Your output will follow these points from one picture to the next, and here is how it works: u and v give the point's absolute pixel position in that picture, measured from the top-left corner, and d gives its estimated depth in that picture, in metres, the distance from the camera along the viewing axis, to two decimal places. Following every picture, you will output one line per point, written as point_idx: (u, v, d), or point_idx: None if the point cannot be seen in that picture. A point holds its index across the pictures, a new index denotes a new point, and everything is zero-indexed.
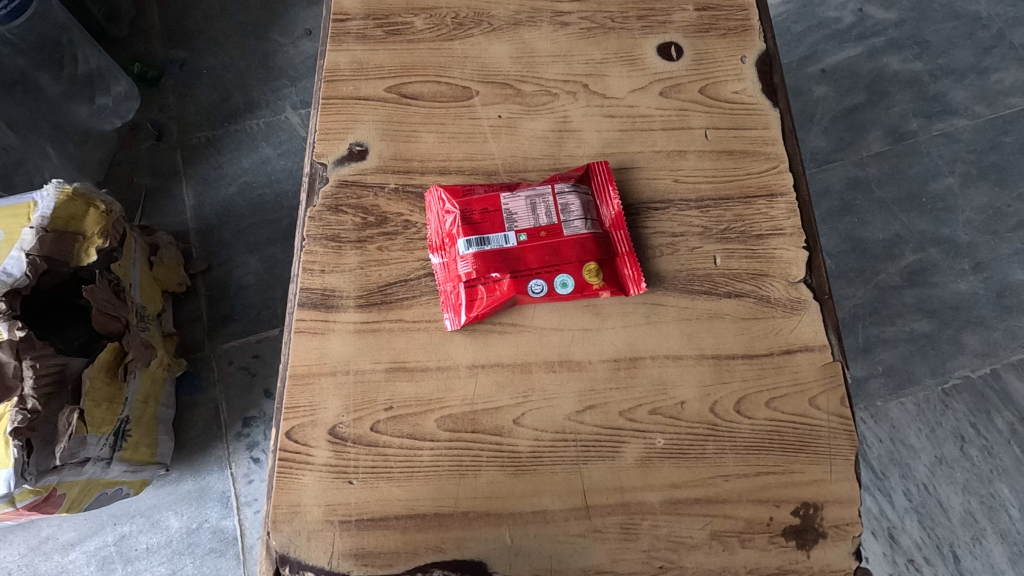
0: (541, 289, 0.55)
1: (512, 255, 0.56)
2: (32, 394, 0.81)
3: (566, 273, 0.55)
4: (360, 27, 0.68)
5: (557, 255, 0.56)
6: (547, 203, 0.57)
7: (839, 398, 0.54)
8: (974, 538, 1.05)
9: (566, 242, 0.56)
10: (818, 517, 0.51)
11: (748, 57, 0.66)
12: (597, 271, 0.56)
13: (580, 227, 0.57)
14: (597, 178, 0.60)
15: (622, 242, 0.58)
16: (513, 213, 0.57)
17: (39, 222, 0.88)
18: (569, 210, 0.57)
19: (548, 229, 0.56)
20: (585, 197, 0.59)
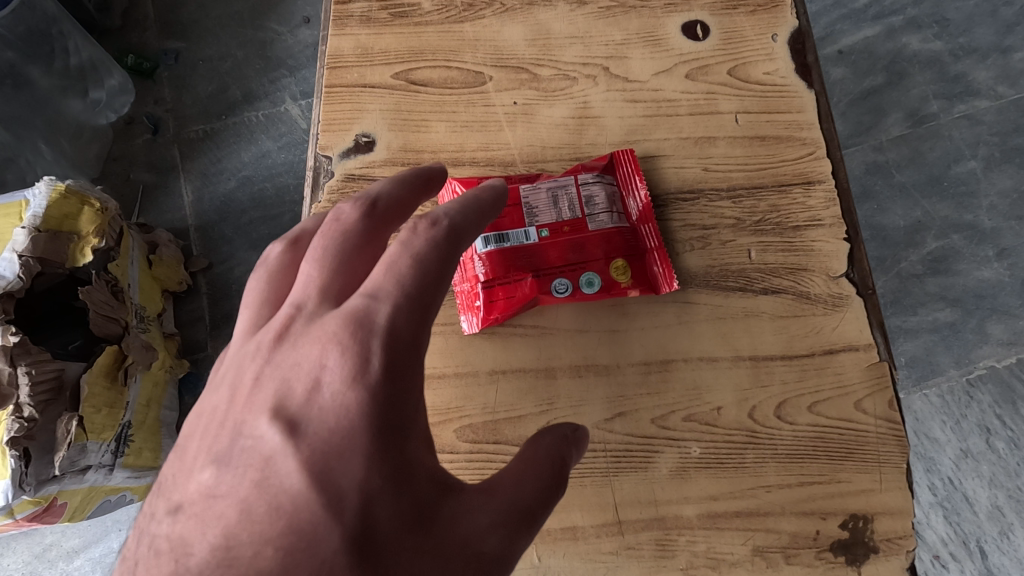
0: (565, 287, 0.52)
1: (533, 253, 0.53)
2: (29, 402, 0.78)
3: (592, 270, 0.53)
4: (363, 10, 0.64)
5: (582, 253, 0.53)
6: (570, 196, 0.54)
7: (887, 400, 0.50)
8: (1001, 533, 1.02)
9: (590, 238, 0.53)
10: (869, 530, 0.47)
11: (780, 35, 0.62)
12: (624, 269, 0.53)
13: (606, 222, 0.54)
14: (624, 166, 0.56)
15: (652, 237, 0.54)
16: (532, 208, 0.53)
17: (31, 221, 0.84)
18: (594, 204, 0.54)
19: (572, 224, 0.53)
20: (610, 189, 0.55)
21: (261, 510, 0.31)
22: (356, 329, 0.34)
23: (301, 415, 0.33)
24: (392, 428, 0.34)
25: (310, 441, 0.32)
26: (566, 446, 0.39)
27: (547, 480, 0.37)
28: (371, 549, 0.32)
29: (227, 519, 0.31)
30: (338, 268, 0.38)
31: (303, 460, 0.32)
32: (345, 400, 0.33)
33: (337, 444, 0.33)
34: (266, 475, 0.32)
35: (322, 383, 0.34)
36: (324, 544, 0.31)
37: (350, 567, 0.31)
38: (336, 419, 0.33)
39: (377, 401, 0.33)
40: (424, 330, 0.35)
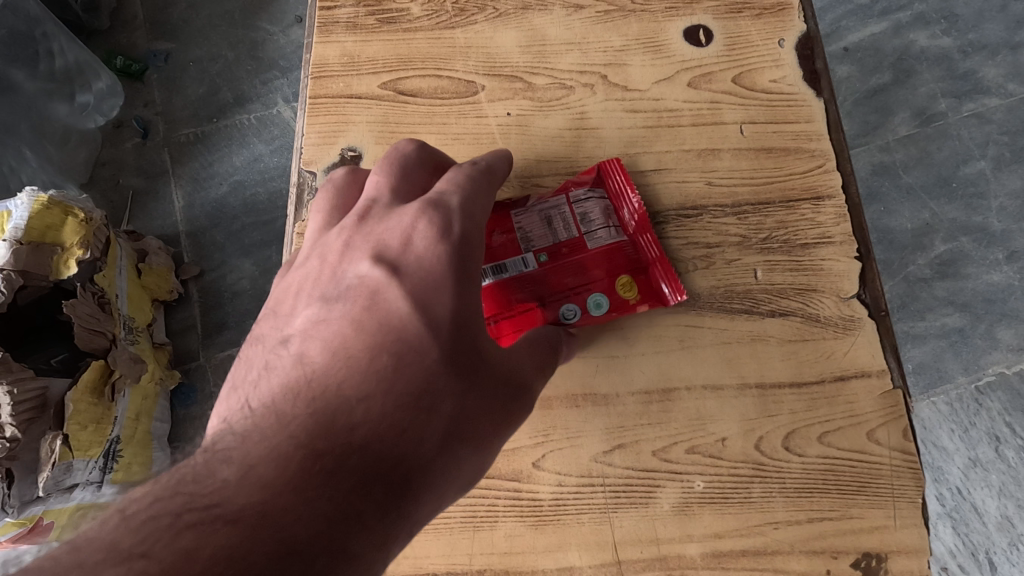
0: (571, 312, 0.49)
1: (534, 280, 0.50)
2: (11, 421, 0.76)
3: (595, 290, 0.50)
4: (349, 16, 0.61)
5: (582, 273, 0.50)
6: (565, 216, 0.51)
7: (901, 430, 0.47)
8: (1011, 544, 0.99)
9: (591, 258, 0.51)
10: (882, 569, 0.45)
11: (787, 40, 0.59)
12: (631, 284, 0.50)
13: (606, 237, 0.51)
14: (614, 176, 0.53)
15: (652, 247, 0.51)
16: (527, 235, 0.51)
17: (13, 233, 0.81)
18: (591, 221, 0.51)
19: (570, 244, 0.51)
20: (605, 203, 0.52)
21: (373, 327, 0.37)
22: (436, 203, 0.41)
23: (397, 261, 0.39)
24: (472, 277, 0.40)
25: (411, 276, 0.38)
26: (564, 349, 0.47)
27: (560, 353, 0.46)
28: (460, 367, 0.38)
29: (341, 335, 0.37)
30: (404, 178, 0.45)
31: (407, 290, 0.38)
32: (435, 248, 0.39)
33: (433, 282, 0.38)
34: (372, 303, 0.38)
35: (414, 239, 0.40)
36: (426, 357, 0.37)
37: (446, 375, 0.37)
38: (428, 261, 0.39)
39: (462, 254, 0.40)
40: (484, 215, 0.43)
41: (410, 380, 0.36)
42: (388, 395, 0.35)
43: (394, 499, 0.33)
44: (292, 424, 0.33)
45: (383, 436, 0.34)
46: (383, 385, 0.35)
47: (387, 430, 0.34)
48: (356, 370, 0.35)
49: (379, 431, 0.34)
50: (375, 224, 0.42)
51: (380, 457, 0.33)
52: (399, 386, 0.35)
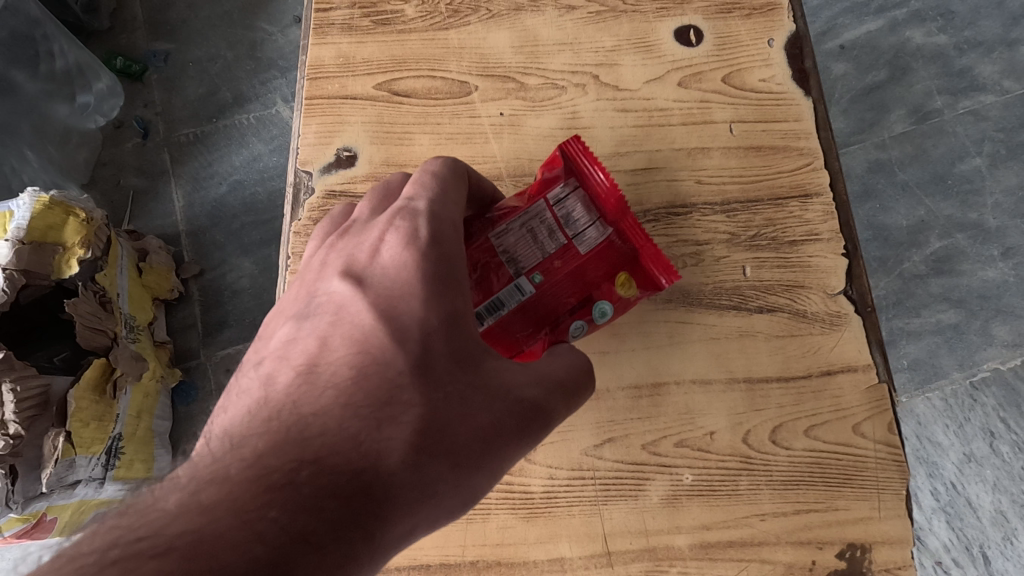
0: (576, 330, 0.49)
1: (533, 307, 0.48)
2: (15, 418, 0.77)
3: (598, 298, 0.49)
4: (344, 17, 0.62)
5: (576, 285, 0.48)
6: (547, 224, 0.48)
7: (886, 424, 0.48)
8: (1005, 538, 1.00)
9: (586, 265, 0.48)
10: (867, 560, 0.46)
11: (776, 40, 0.59)
12: (627, 282, 0.49)
13: (599, 235, 0.49)
14: (584, 158, 0.49)
15: (638, 231, 0.49)
16: (513, 257, 0.48)
17: (15, 233, 0.82)
18: (576, 219, 0.49)
19: (561, 254, 0.48)
20: (583, 194, 0.49)
21: (339, 341, 0.37)
22: (403, 213, 0.41)
23: (366, 274, 0.40)
24: (445, 280, 0.39)
25: (375, 287, 0.39)
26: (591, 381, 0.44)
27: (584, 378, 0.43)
28: (430, 375, 0.37)
29: (308, 351, 0.37)
30: (382, 195, 0.46)
31: (372, 301, 0.38)
32: (402, 255, 0.39)
33: (397, 291, 0.38)
34: (340, 317, 0.38)
35: (381, 250, 0.40)
36: (391, 365, 0.36)
37: (413, 384, 0.36)
38: (395, 270, 0.39)
39: (430, 259, 0.39)
40: (459, 216, 0.43)
41: (373, 391, 0.35)
42: (347, 406, 0.34)
43: (352, 516, 0.31)
44: (251, 440, 0.33)
45: (343, 449, 0.33)
46: (341, 397, 0.35)
47: (345, 441, 0.33)
48: (318, 386, 0.35)
49: (335, 444, 0.33)
50: (350, 240, 0.42)
51: (337, 473, 0.32)
52: (361, 398, 0.35)
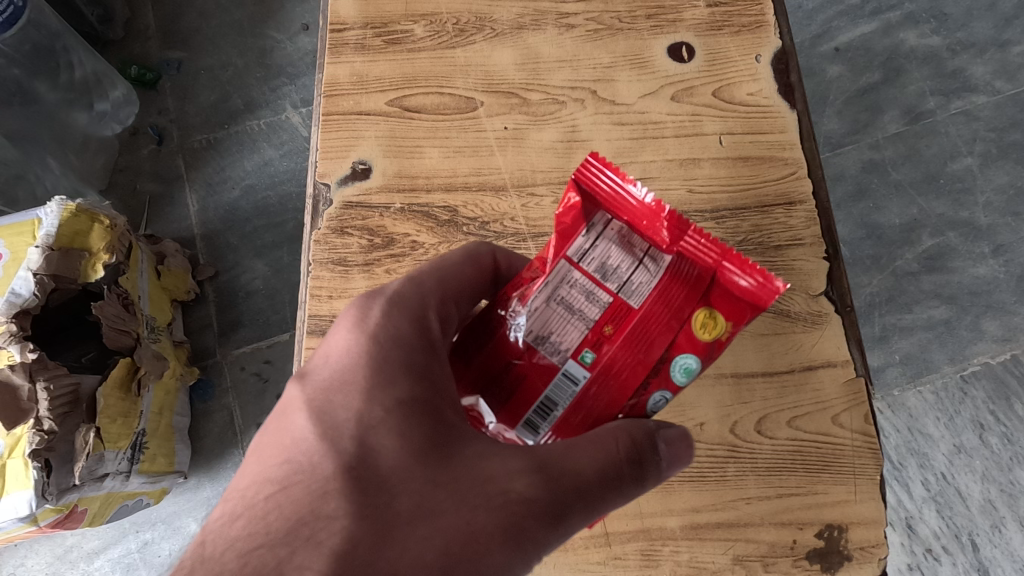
0: (659, 396, 0.42)
1: (595, 387, 0.42)
2: (49, 415, 0.81)
3: (675, 350, 0.41)
4: (358, 38, 0.66)
5: (639, 345, 0.41)
6: (584, 284, 0.42)
7: (863, 415, 0.53)
8: (993, 526, 1.03)
9: (645, 317, 0.41)
10: (843, 539, 0.50)
11: (763, 55, 0.63)
12: (709, 322, 0.41)
13: (652, 275, 0.42)
14: (598, 194, 0.43)
15: (707, 252, 0.41)
16: (550, 341, 0.42)
17: (45, 239, 0.86)
18: (615, 265, 0.42)
19: (609, 317, 0.42)
20: (617, 235, 0.43)
21: (277, 452, 0.38)
22: (373, 295, 0.42)
23: (314, 369, 0.41)
24: (391, 369, 0.39)
25: (317, 383, 0.40)
26: (654, 450, 0.40)
27: (606, 471, 0.38)
28: (362, 483, 0.37)
29: (252, 462, 0.39)
30: None
31: (312, 399, 0.39)
32: (350, 346, 0.40)
33: (339, 383, 0.39)
34: (283, 420, 0.39)
35: (340, 337, 0.41)
36: (321, 470, 0.37)
37: (339, 493, 0.36)
38: (342, 361, 0.40)
39: (377, 345, 0.40)
40: (429, 295, 0.43)
41: (297, 507, 0.36)
42: (261, 532, 0.35)
43: None
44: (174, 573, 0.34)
45: None
46: (255, 524, 0.35)
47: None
48: (245, 506, 0.36)
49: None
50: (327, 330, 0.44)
51: None
52: (280, 520, 0.36)
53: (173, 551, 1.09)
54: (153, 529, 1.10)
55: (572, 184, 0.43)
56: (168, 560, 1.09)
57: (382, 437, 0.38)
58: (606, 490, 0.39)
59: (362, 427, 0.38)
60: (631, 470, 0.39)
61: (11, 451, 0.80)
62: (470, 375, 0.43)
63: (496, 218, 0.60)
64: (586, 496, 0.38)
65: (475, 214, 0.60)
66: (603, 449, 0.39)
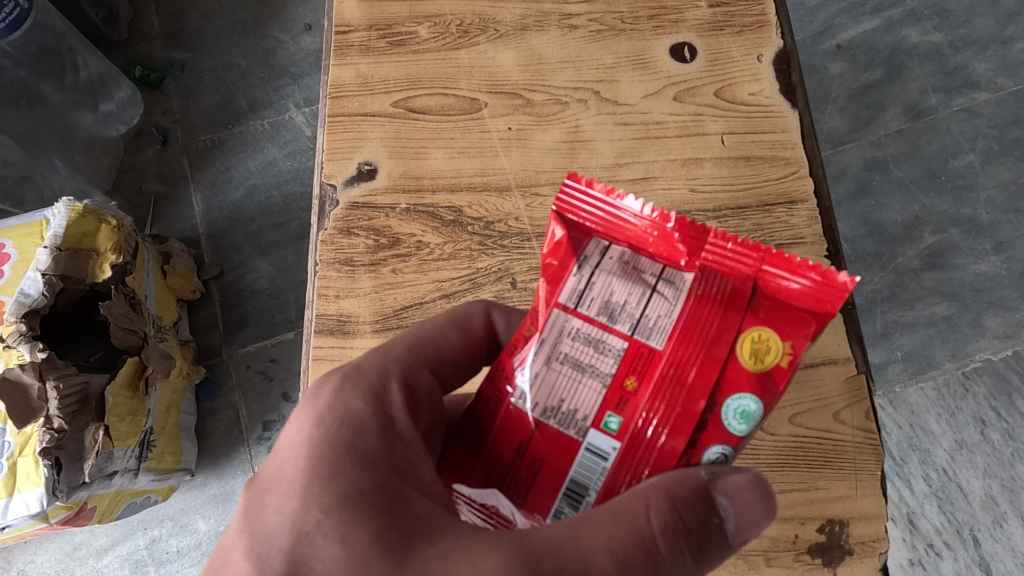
0: (717, 451, 0.35)
1: (633, 454, 0.35)
2: (58, 414, 0.82)
3: (726, 388, 0.35)
4: (362, 39, 0.67)
5: (681, 387, 0.35)
6: (591, 329, 0.37)
7: (864, 411, 0.53)
8: (994, 521, 1.03)
9: (680, 353, 0.35)
10: (845, 534, 0.51)
11: (765, 55, 0.64)
12: (758, 350, 0.35)
13: (670, 304, 0.36)
14: (583, 220, 0.40)
15: (739, 263, 0.37)
16: (565, 410, 0.36)
17: (53, 240, 0.87)
18: (622, 300, 0.37)
19: (632, 364, 0.36)
20: (616, 264, 0.38)
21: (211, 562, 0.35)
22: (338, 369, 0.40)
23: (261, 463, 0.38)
24: (334, 459, 0.36)
25: (255, 481, 0.36)
26: (706, 510, 0.33)
27: (623, 555, 0.31)
28: None
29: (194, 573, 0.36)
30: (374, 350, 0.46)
31: (249, 499, 0.36)
32: (294, 433, 0.37)
33: (278, 480, 0.36)
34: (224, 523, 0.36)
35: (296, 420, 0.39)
36: None
37: None
38: (284, 452, 0.37)
39: (320, 431, 0.36)
40: (393, 368, 0.40)
41: None
42: None
43: None
44: None
45: None
46: None
47: None
48: None
49: None
50: None
51: None
52: None
53: (181, 547, 1.11)
54: (160, 525, 1.11)
55: (552, 215, 0.40)
56: (176, 556, 1.10)
57: (321, 544, 0.33)
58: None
59: (300, 531, 0.34)
60: (665, 545, 0.32)
61: (21, 450, 0.81)
62: (478, 467, 0.37)
63: (500, 218, 0.61)
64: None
65: (480, 214, 0.61)
66: (625, 525, 0.32)
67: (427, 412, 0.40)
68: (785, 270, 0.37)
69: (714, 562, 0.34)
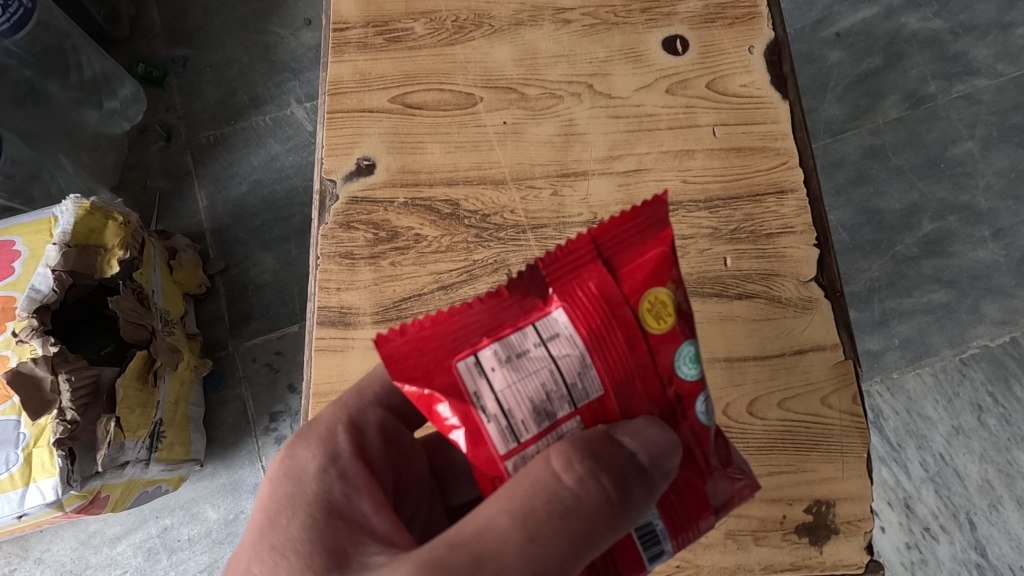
0: (700, 400, 0.39)
1: None
2: (71, 406, 0.84)
3: (666, 360, 0.38)
4: (360, 36, 0.68)
5: (635, 393, 0.37)
6: (544, 441, 0.36)
7: (851, 396, 0.55)
8: (991, 505, 1.04)
9: (616, 373, 0.37)
10: (831, 514, 0.53)
11: (756, 47, 0.65)
12: (660, 311, 0.38)
13: (577, 355, 0.36)
14: (428, 363, 0.37)
15: (580, 260, 0.38)
16: None
17: (61, 237, 0.89)
18: (543, 394, 0.36)
19: (596, 415, 0.37)
20: (502, 367, 0.36)
21: None
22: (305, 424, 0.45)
23: None
24: (277, 509, 0.39)
25: None
26: (608, 443, 0.34)
27: (523, 511, 0.32)
28: None
29: None
30: None
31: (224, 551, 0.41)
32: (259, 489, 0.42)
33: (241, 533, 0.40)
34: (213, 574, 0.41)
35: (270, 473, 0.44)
36: None
37: None
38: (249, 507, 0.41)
39: (271, 482, 0.41)
40: (343, 417, 0.44)
41: None
42: None
43: None
44: None
45: None
46: None
47: None
48: None
49: None
50: None
51: None
52: None
53: (192, 535, 1.13)
54: (172, 514, 1.14)
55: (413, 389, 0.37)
56: (188, 544, 1.13)
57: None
58: (541, 531, 0.32)
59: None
60: (573, 481, 0.33)
61: (36, 441, 0.84)
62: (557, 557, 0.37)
63: (496, 211, 0.62)
64: (503, 557, 0.32)
65: (476, 207, 0.62)
66: (523, 479, 0.33)
67: (379, 449, 0.43)
68: (607, 235, 0.39)
69: (645, 498, 0.34)
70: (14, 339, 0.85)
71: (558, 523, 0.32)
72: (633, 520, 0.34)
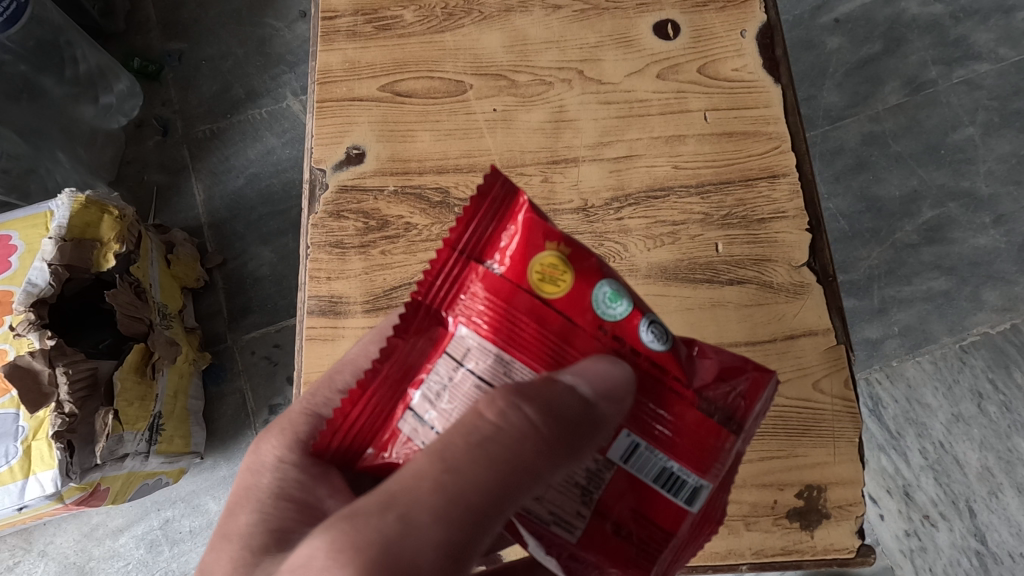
0: (645, 329, 0.38)
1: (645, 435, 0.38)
2: (69, 398, 0.85)
3: (586, 315, 0.38)
4: (349, 24, 0.68)
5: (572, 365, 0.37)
6: None
7: (842, 380, 0.55)
8: (990, 492, 1.03)
9: (543, 358, 0.37)
10: (822, 498, 0.53)
11: (749, 31, 0.64)
12: (553, 277, 0.38)
13: (498, 365, 0.37)
14: (369, 433, 0.39)
15: (454, 278, 0.39)
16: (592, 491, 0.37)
17: (57, 231, 0.89)
18: None
19: None
20: (437, 405, 0.37)
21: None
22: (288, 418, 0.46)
23: None
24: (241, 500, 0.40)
25: None
26: (534, 385, 0.34)
27: (442, 447, 0.32)
28: None
29: None
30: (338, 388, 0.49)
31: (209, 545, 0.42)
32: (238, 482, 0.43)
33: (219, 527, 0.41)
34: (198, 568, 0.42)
35: None
36: None
37: None
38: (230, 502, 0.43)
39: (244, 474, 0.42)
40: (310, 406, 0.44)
41: None
42: None
43: None
44: None
45: None
46: None
47: None
48: None
49: None
50: None
51: None
52: None
53: (194, 527, 1.14)
54: (174, 506, 1.15)
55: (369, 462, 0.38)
56: (189, 536, 1.14)
57: None
58: (458, 460, 0.31)
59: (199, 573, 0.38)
60: (494, 413, 0.33)
61: (35, 433, 0.84)
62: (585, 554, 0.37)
63: None
64: (416, 491, 0.30)
65: (466, 195, 0.62)
66: (447, 428, 0.33)
67: None
68: (461, 240, 0.39)
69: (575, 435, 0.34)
70: (12, 333, 0.86)
71: (476, 452, 0.31)
72: (560, 456, 0.33)
